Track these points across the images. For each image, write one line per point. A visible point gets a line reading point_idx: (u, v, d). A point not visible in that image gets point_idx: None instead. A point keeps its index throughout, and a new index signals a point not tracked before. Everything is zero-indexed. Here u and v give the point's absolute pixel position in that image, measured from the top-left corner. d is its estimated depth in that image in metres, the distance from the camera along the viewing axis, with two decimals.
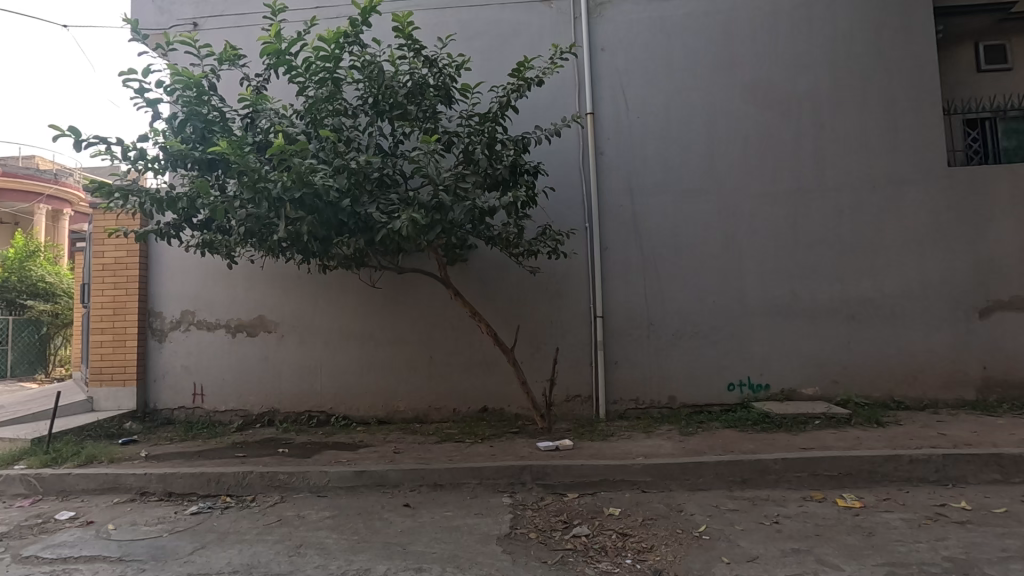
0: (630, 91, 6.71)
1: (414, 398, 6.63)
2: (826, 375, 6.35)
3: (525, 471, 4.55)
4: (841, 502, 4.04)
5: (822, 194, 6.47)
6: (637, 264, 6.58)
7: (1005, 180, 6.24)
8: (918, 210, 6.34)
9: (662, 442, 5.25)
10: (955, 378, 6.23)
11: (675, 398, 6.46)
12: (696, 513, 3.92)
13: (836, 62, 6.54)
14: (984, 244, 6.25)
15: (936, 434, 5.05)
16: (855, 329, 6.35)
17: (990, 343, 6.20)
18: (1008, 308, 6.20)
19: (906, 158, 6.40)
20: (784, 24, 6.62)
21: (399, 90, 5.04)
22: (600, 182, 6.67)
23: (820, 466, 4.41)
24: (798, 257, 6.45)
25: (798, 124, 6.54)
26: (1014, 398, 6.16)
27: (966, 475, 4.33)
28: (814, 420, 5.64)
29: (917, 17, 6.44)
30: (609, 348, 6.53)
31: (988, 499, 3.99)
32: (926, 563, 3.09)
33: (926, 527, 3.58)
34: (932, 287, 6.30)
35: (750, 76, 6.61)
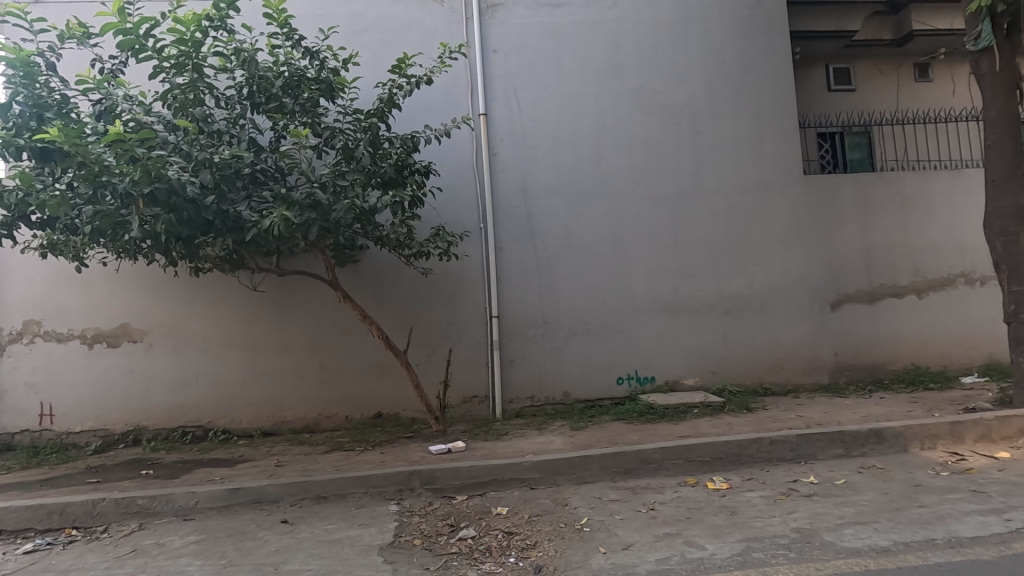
0: (522, 94, 6.81)
1: (303, 407, 6.29)
2: (705, 366, 6.83)
3: (415, 476, 4.45)
4: (711, 485, 4.35)
5: (698, 197, 6.94)
6: (531, 264, 6.69)
7: (850, 188, 7.05)
8: (780, 213, 6.99)
9: (553, 438, 5.37)
10: (812, 364, 6.93)
11: (569, 393, 6.65)
12: (580, 506, 4.05)
13: (710, 74, 7.04)
14: (834, 244, 7.02)
15: (794, 417, 5.58)
16: (730, 323, 6.88)
17: (840, 332, 6.97)
18: (853, 301, 7.00)
19: (770, 165, 7.02)
20: (665, 36, 7.03)
21: (274, 82, 4.76)
22: (494, 183, 6.71)
23: (694, 452, 4.71)
24: (678, 257, 6.88)
25: (678, 131, 6.97)
26: (859, 379, 6.97)
27: (816, 451, 4.83)
28: (693, 409, 6.04)
29: (778, 37, 7.08)
30: (505, 347, 6.59)
31: (832, 472, 4.47)
32: (777, 536, 3.39)
33: (780, 501, 3.94)
34: (793, 283, 6.96)
35: (634, 84, 6.95)
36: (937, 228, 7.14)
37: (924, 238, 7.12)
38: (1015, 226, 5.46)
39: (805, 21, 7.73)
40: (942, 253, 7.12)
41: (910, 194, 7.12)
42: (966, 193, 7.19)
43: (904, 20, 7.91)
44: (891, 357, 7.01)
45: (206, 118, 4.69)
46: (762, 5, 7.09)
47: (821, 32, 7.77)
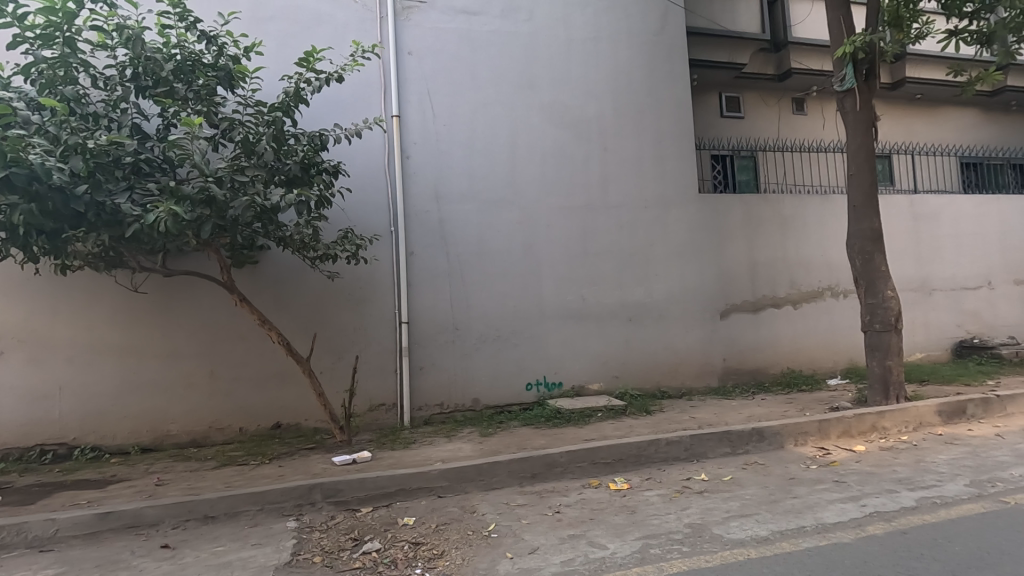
0: (437, 98, 6.77)
1: (190, 419, 5.78)
2: (609, 371, 7.12)
3: (316, 490, 4.22)
4: (613, 486, 4.53)
5: (605, 210, 7.25)
6: (443, 270, 6.64)
7: (738, 207, 7.69)
8: (678, 227, 7.48)
9: (462, 445, 5.34)
10: (704, 369, 7.45)
11: (479, 400, 6.65)
12: (488, 512, 4.05)
13: (618, 93, 7.41)
14: (724, 258, 7.62)
15: (688, 418, 5.97)
16: (632, 330, 7.23)
17: (728, 339, 7.56)
18: (740, 310, 7.63)
19: (670, 182, 7.49)
20: (577, 54, 7.30)
21: (164, 65, 4.39)
22: (406, 186, 6.60)
23: (598, 455, 4.88)
24: (586, 266, 7.14)
25: (587, 146, 7.25)
26: (744, 382, 7.59)
27: (707, 450, 5.19)
28: (597, 413, 6.28)
29: (678, 64, 7.60)
30: (415, 354, 6.47)
31: (721, 469, 4.83)
32: (672, 532, 3.59)
33: (674, 499, 4.19)
34: (689, 293, 7.46)
35: (546, 96, 7.15)
36: (809, 246, 7.98)
37: (799, 255, 7.93)
38: (870, 246, 6.23)
39: (702, 50, 8.36)
40: (813, 268, 7.96)
41: (788, 215, 7.90)
42: (833, 216, 8.11)
43: (784, 58, 8.79)
44: (771, 362, 7.71)
45: (79, 98, 4.23)
46: (664, 32, 7.59)
47: (715, 62, 8.44)
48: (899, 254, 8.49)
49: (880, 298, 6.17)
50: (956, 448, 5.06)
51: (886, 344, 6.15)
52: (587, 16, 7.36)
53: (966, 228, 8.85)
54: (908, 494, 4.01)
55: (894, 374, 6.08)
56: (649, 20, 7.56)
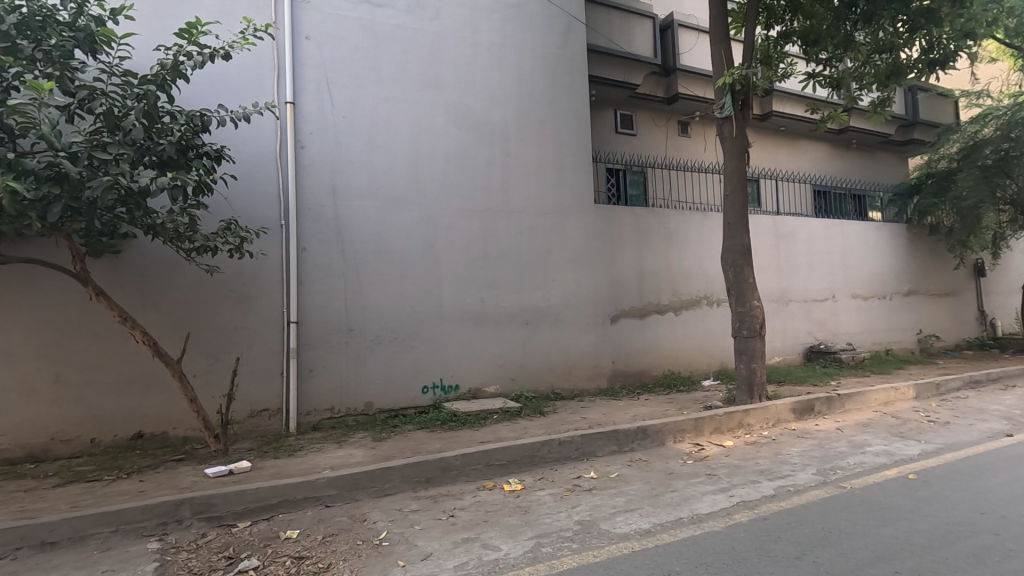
0: (336, 88, 6.46)
1: (26, 431, 4.97)
2: (505, 374, 7.19)
3: (184, 506, 3.81)
4: (506, 487, 4.57)
5: (506, 214, 7.34)
6: (338, 268, 6.34)
7: (629, 218, 8.16)
8: (575, 235, 7.77)
9: (353, 451, 5.11)
10: (595, 371, 7.78)
11: (372, 403, 6.41)
12: (379, 520, 3.91)
13: (521, 101, 7.55)
14: (615, 266, 8.03)
15: (579, 418, 6.21)
16: (529, 333, 7.38)
17: (617, 343, 7.97)
18: (628, 316, 8.08)
19: (569, 191, 7.76)
20: (482, 58, 7.34)
21: (6, 17, 3.79)
22: (299, 178, 6.22)
23: (493, 456, 4.91)
24: (487, 269, 7.17)
25: (490, 150, 7.30)
26: (631, 384, 8.03)
27: (596, 449, 5.41)
28: (492, 415, 6.32)
29: (579, 78, 7.91)
30: (304, 356, 6.10)
31: (609, 466, 5.06)
32: (562, 530, 3.70)
33: (566, 497, 4.32)
34: (583, 299, 7.76)
35: (451, 97, 7.10)
36: (690, 258, 8.65)
37: (681, 265, 8.57)
38: (741, 260, 6.89)
39: (600, 67, 8.78)
40: (692, 279, 8.64)
41: (672, 228, 8.52)
42: (710, 231, 8.88)
43: (672, 83, 9.49)
44: (655, 364, 8.24)
45: None
46: (567, 46, 7.86)
47: (611, 80, 8.90)
48: (764, 268, 9.48)
49: (747, 306, 6.83)
50: (805, 441, 5.73)
51: (752, 349, 6.81)
52: (494, 21, 7.43)
53: (817, 248, 10.10)
54: (768, 483, 4.46)
55: (758, 376, 6.75)
56: (552, 32, 7.80)
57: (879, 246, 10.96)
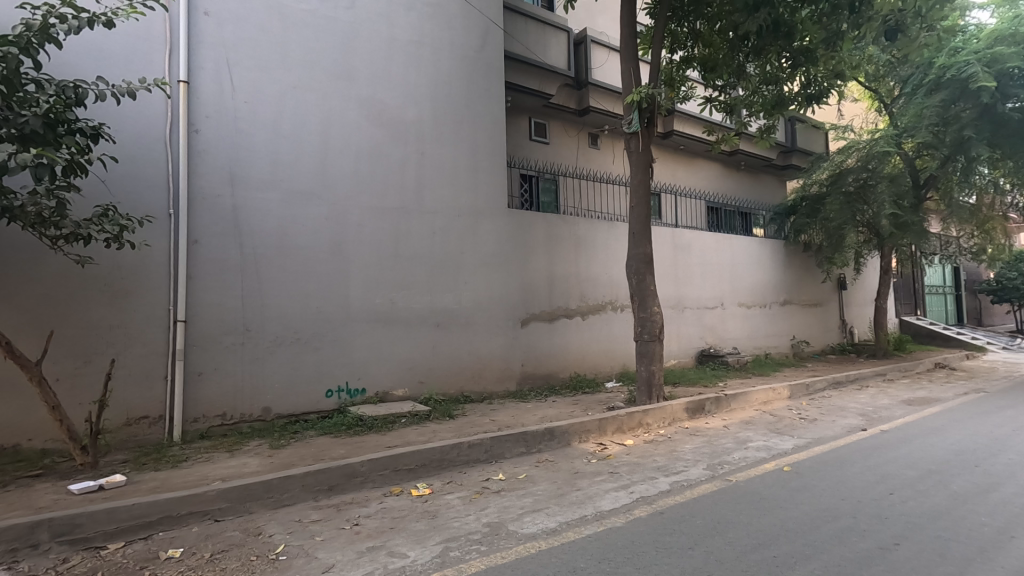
0: (237, 70, 6.03)
1: None
2: (414, 376, 7.05)
3: (40, 529, 3.34)
4: (414, 492, 4.48)
5: (419, 214, 7.22)
6: (234, 263, 5.90)
7: (540, 224, 8.35)
8: (488, 238, 7.80)
9: (247, 460, 4.76)
10: (504, 374, 7.84)
11: (270, 409, 6.02)
12: (275, 533, 3.67)
13: (437, 101, 7.47)
14: (527, 270, 8.16)
15: (488, 421, 6.23)
16: (439, 335, 7.30)
17: (527, 346, 8.10)
18: (538, 319, 8.25)
19: (482, 194, 7.78)
20: (398, 53, 7.18)
21: None
22: (192, 164, 5.72)
23: (400, 461, 4.79)
24: (397, 270, 7.00)
25: (404, 148, 7.16)
26: (539, 386, 8.18)
27: (505, 451, 5.45)
28: (400, 419, 6.17)
29: (495, 84, 7.97)
30: (192, 358, 5.61)
31: (517, 468, 5.12)
32: (471, 533, 3.68)
33: (474, 500, 4.31)
34: (494, 301, 7.81)
35: (363, 91, 6.87)
36: (597, 265, 9.00)
37: (589, 271, 8.90)
38: (644, 268, 7.28)
39: (517, 75, 8.91)
40: (598, 285, 9.00)
41: (581, 235, 8.83)
42: (616, 239, 9.30)
43: (585, 96, 9.84)
44: (562, 367, 8.46)
45: None
46: (484, 50, 7.90)
47: (526, 87, 9.05)
48: (663, 277, 10.08)
49: (648, 312, 7.23)
50: (697, 438, 6.15)
51: (651, 352, 7.20)
52: (411, 18, 7.30)
53: (709, 259, 10.92)
54: (664, 479, 4.74)
55: (656, 378, 7.15)
56: (470, 36, 7.81)
57: (762, 260, 12.06)
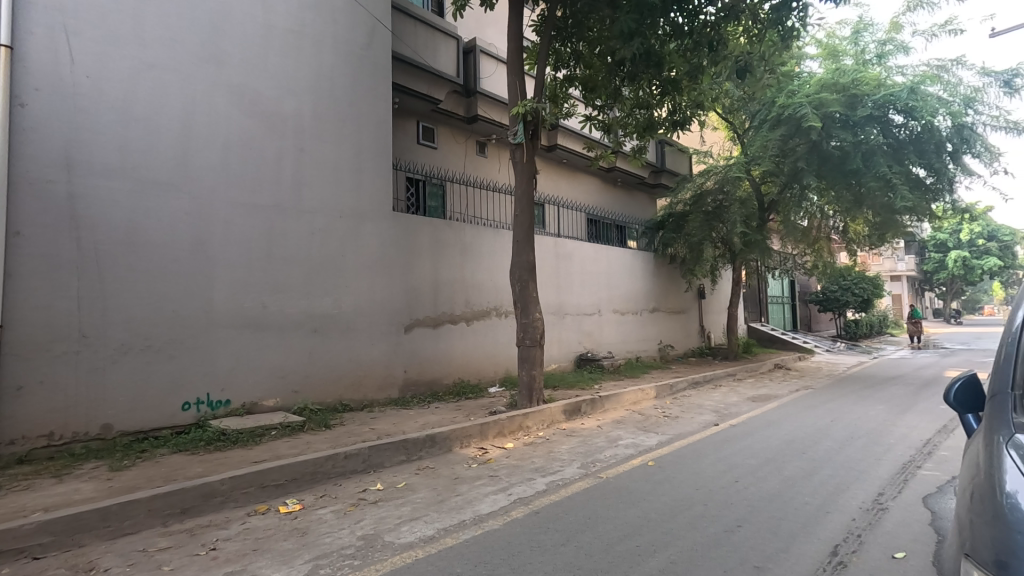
0: (78, 40, 5.31)
1: None
2: (287, 386, 6.61)
3: None
4: (282, 509, 4.19)
5: (296, 213, 6.81)
6: (69, 260, 5.17)
7: (426, 229, 8.27)
8: (371, 241, 7.56)
9: (79, 486, 4.15)
10: (387, 381, 7.62)
11: (111, 425, 5.31)
12: (112, 567, 3.23)
13: (318, 95, 7.13)
14: (412, 275, 8.03)
15: (367, 430, 6.02)
16: (316, 342, 6.92)
17: (410, 352, 7.95)
18: (422, 325, 8.14)
19: (366, 195, 7.53)
20: (276, 42, 6.75)
21: None
22: (15, 143, 4.94)
23: (268, 477, 4.46)
24: (269, 271, 6.54)
25: (280, 142, 6.73)
26: (422, 393, 8.06)
27: (383, 460, 5.30)
28: (269, 431, 5.75)
29: (382, 83, 7.78)
30: (11, 369, 4.80)
31: (395, 477, 5.00)
32: (343, 548, 3.53)
33: (349, 513, 4.13)
34: (377, 306, 7.57)
35: (235, 77, 6.37)
36: (482, 271, 9.10)
37: (474, 277, 8.98)
38: (527, 275, 7.50)
39: (405, 76, 8.77)
40: (483, 290, 9.11)
41: (467, 241, 8.89)
42: (501, 246, 9.47)
43: (473, 104, 9.94)
44: (446, 373, 8.42)
45: None
46: (370, 48, 7.69)
47: (415, 90, 8.95)
48: (545, 284, 10.46)
49: (530, 318, 7.46)
50: (573, 439, 6.44)
51: (532, 357, 7.42)
52: (290, 6, 6.91)
53: (588, 268, 11.53)
54: (541, 480, 4.91)
55: (536, 382, 7.38)
56: (356, 32, 7.56)
57: (635, 270, 13.00)
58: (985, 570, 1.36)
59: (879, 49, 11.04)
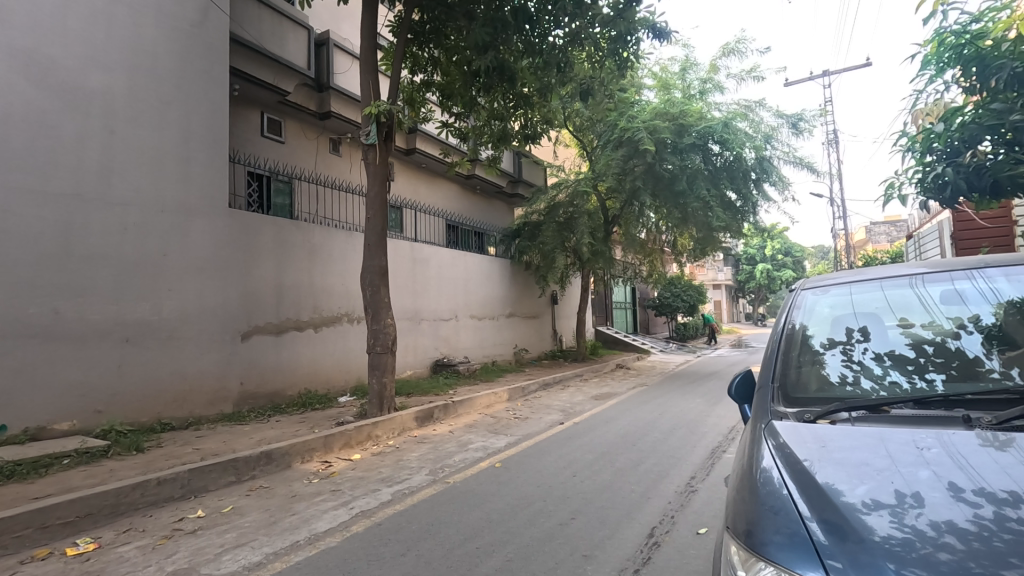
0: None
1: None
2: (87, 405, 5.67)
3: None
4: (70, 551, 3.58)
5: (102, 205, 5.90)
6: None
7: (268, 229, 7.64)
8: (201, 240, 6.77)
9: None
10: (218, 395, 6.87)
11: None
12: None
13: (135, 73, 6.27)
14: (250, 278, 7.37)
15: (191, 450, 5.38)
16: (128, 353, 6.04)
17: (247, 362, 7.27)
18: (261, 332, 7.49)
19: (196, 189, 6.75)
20: (79, 6, 5.82)
21: None
22: None
23: (52, 514, 3.78)
24: (65, 272, 5.58)
25: (83, 122, 5.81)
26: (260, 406, 7.40)
27: (208, 483, 4.77)
28: (60, 460, 4.88)
29: (218, 67, 7.06)
30: None
31: (221, 501, 4.52)
32: None
33: (158, 547, 3.65)
34: (207, 312, 6.81)
35: (20, 41, 5.38)
36: (333, 275, 8.67)
37: (323, 281, 8.50)
38: (378, 280, 7.29)
39: (246, 62, 8.08)
40: (333, 295, 8.66)
41: (315, 244, 8.41)
42: (353, 250, 9.09)
43: (325, 99, 9.46)
44: (289, 384, 7.84)
45: None
46: (203, 27, 6.95)
47: (258, 79, 8.28)
48: (401, 289, 10.27)
49: (381, 324, 7.26)
50: (423, 446, 6.38)
51: (383, 364, 7.23)
52: None
53: (445, 274, 11.55)
54: (386, 490, 4.78)
55: (387, 390, 7.18)
56: (185, 7, 6.79)
57: (491, 276, 13.31)
58: (738, 539, 1.57)
59: (701, 86, 12.58)
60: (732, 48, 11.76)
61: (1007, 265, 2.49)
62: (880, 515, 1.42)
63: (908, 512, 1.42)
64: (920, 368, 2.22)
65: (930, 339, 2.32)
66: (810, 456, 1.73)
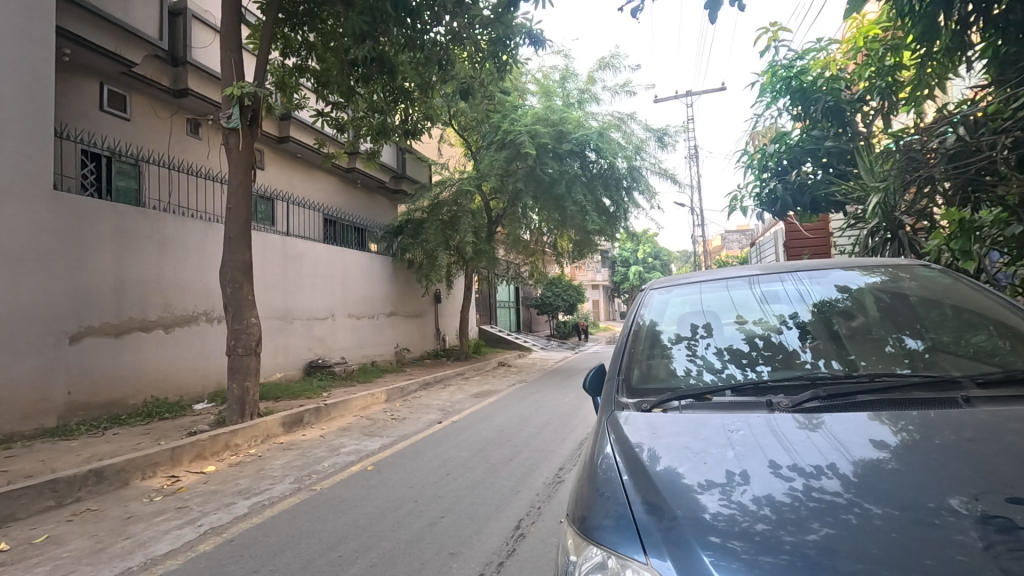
0: None
1: None
2: None
3: None
4: None
5: None
6: None
7: (106, 216, 6.74)
8: (16, 226, 5.78)
9: None
10: (37, 407, 5.91)
11: None
12: None
13: None
14: (81, 271, 6.44)
15: None
16: None
17: (77, 368, 6.34)
18: (96, 334, 6.58)
19: (10, 166, 5.76)
20: None
21: None
22: None
23: None
24: None
25: None
26: (93, 417, 6.50)
27: (17, 511, 4.09)
28: None
29: (40, 27, 6.08)
30: None
31: (33, 530, 3.90)
32: None
33: None
34: (23, 311, 5.83)
35: None
36: (188, 270, 7.86)
37: (176, 277, 7.68)
38: (240, 276, 6.74)
39: (79, 25, 7.04)
40: (188, 292, 7.85)
41: (167, 235, 7.57)
42: (213, 243, 8.31)
43: (181, 75, 8.53)
44: (131, 392, 6.98)
45: None
46: None
47: (96, 45, 7.27)
48: (270, 287, 9.57)
49: (243, 324, 6.71)
50: (289, 453, 6.00)
51: (245, 366, 6.70)
52: None
53: (320, 271, 10.97)
54: (242, 503, 4.43)
55: (250, 395, 6.68)
56: None
57: (371, 273, 12.90)
58: (574, 526, 1.67)
59: (580, 95, 13.17)
60: (607, 63, 12.47)
61: (817, 270, 2.89)
62: (710, 494, 1.58)
63: (735, 490, 1.59)
64: (751, 361, 2.47)
65: (759, 334, 2.60)
66: (643, 443, 1.89)
